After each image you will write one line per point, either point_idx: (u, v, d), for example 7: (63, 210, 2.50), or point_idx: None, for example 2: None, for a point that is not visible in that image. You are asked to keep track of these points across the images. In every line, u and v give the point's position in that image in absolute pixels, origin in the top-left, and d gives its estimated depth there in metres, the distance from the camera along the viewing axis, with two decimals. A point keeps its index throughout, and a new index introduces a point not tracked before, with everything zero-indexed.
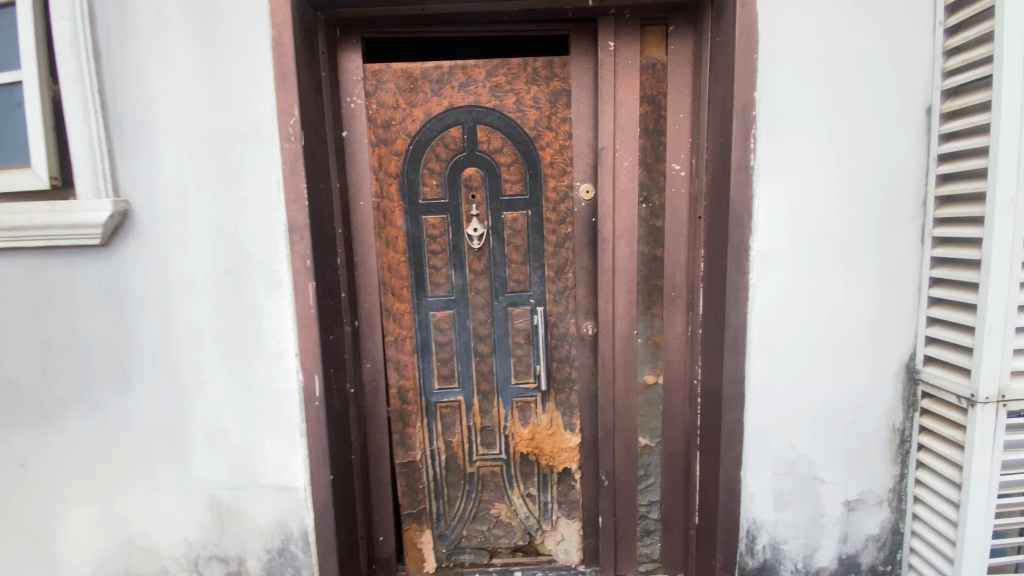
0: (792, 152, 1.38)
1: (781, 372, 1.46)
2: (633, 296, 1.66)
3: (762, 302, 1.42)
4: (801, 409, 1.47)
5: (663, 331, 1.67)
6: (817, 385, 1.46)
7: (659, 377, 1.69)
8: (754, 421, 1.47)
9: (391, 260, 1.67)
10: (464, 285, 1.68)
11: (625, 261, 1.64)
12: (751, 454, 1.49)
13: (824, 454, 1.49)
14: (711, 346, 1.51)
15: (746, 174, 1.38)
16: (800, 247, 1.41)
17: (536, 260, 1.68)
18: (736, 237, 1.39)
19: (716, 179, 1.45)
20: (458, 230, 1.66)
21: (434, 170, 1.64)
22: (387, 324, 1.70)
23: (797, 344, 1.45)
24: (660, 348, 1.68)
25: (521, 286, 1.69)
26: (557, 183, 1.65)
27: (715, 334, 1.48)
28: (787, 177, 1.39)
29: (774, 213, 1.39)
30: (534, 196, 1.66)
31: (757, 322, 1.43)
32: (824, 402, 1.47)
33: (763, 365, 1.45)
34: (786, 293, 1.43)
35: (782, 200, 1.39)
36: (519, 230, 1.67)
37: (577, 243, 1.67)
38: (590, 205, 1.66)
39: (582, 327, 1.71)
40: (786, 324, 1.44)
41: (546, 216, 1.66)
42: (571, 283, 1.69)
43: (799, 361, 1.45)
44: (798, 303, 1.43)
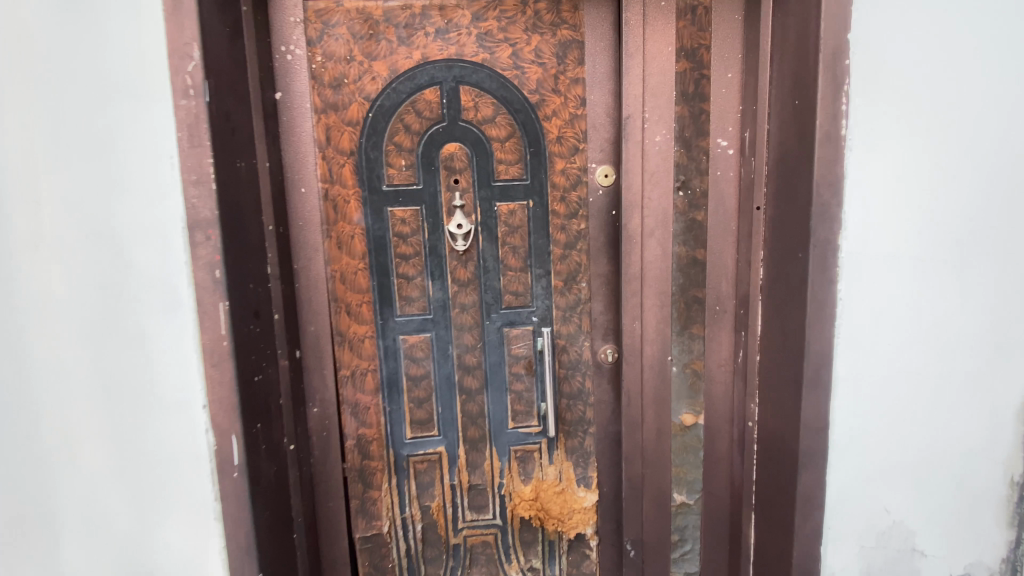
0: (891, 118, 1.02)
1: (873, 413, 1.09)
2: (667, 313, 1.27)
3: (851, 322, 1.06)
4: (897, 461, 1.11)
5: (705, 356, 1.28)
6: (917, 428, 1.11)
7: (700, 417, 1.31)
8: (840, 479, 1.10)
9: (345, 268, 1.24)
10: (445, 301, 1.26)
11: (657, 266, 1.25)
12: (835, 524, 1.11)
13: (921, 519, 1.14)
14: (777, 379, 1.14)
15: (835, 148, 1.01)
16: (900, 248, 1.05)
17: (541, 267, 1.28)
18: (822, 234, 1.02)
19: (791, 156, 1.07)
20: (436, 227, 1.24)
21: (402, 145, 1.21)
22: (341, 354, 1.26)
23: (895, 375, 1.09)
24: (701, 378, 1.29)
25: (521, 301, 1.28)
26: (566, 164, 1.25)
27: (785, 363, 1.11)
28: (884, 152, 1.03)
29: (869, 202, 1.04)
30: (537, 181, 1.25)
31: (845, 349, 1.06)
32: (925, 450, 1.12)
33: (852, 405, 1.08)
34: (882, 309, 1.06)
35: (877, 184, 1.03)
36: (517, 227, 1.26)
37: (593, 243, 1.27)
38: (609, 193, 1.27)
39: (599, 352, 1.31)
40: (880, 350, 1.07)
41: (552, 208, 1.26)
42: (586, 296, 1.29)
43: (895, 398, 1.09)
44: (895, 321, 1.07)
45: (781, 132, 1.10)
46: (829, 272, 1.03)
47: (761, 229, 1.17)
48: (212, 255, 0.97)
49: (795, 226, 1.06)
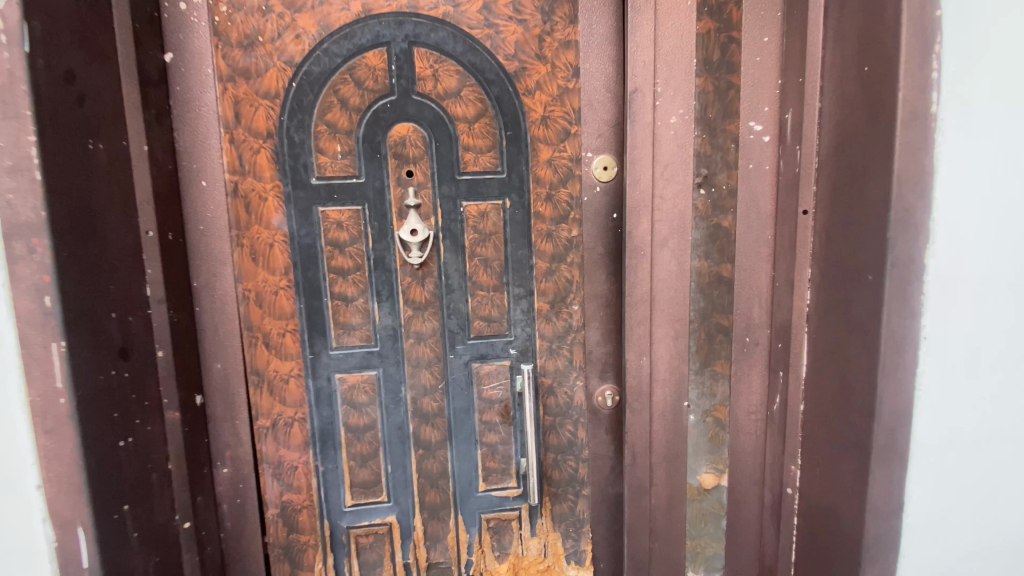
0: (996, 89, 0.73)
1: (961, 490, 0.81)
2: (683, 345, 0.98)
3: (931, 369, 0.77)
4: (987, 550, 0.84)
5: (730, 403, 1.01)
6: (1011, 509, 0.83)
7: (722, 477, 1.04)
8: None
9: (262, 288, 0.94)
10: (397, 328, 0.96)
11: (671, 286, 0.96)
12: None
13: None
14: (831, 440, 0.85)
15: (923, 131, 0.73)
16: (1005, 268, 0.77)
17: (520, 285, 0.99)
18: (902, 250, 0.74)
19: (853, 141, 0.79)
20: (382, 234, 0.94)
21: (337, 125, 0.92)
22: (258, 398, 0.97)
23: (991, 440, 0.80)
24: (725, 429, 1.02)
25: (496, 329, 0.99)
26: (553, 153, 0.97)
27: (843, 420, 0.83)
28: (985, 135, 0.74)
29: (966, 206, 0.75)
30: (515, 173, 0.96)
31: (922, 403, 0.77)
32: (1017, 535, 0.84)
33: (932, 479, 0.80)
34: (978, 352, 0.78)
35: (975, 180, 0.75)
36: (490, 234, 0.97)
37: (588, 255, 0.98)
38: (609, 190, 0.97)
39: (595, 395, 1.02)
40: (974, 407, 0.79)
41: (535, 209, 0.97)
42: (578, 322, 1.01)
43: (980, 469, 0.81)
44: (994, 368, 0.79)
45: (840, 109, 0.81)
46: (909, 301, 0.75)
47: (808, 239, 0.89)
48: (39, 274, 0.67)
49: (862, 237, 0.78)
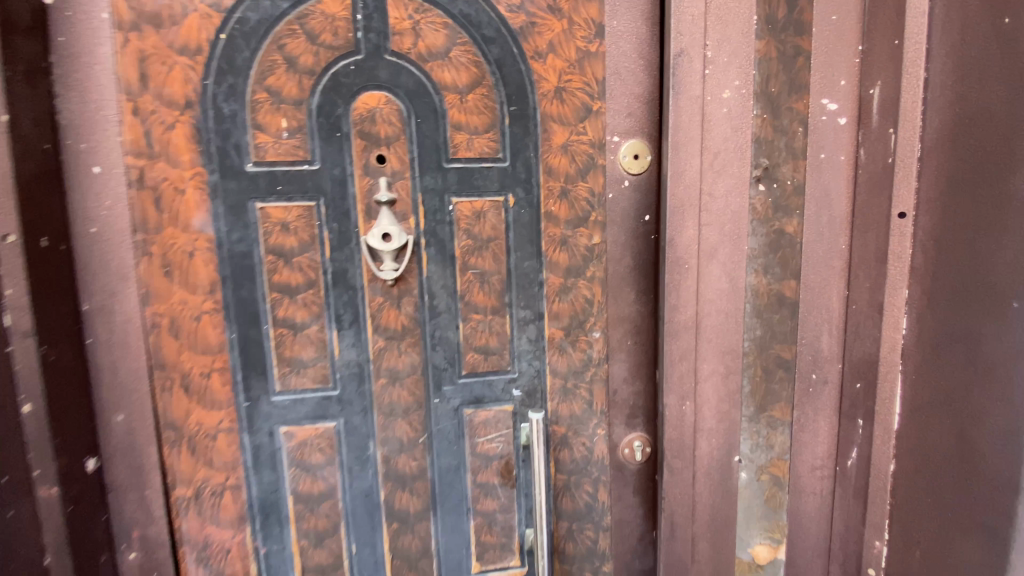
0: None
1: None
2: (735, 386, 0.77)
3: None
4: None
5: (791, 456, 0.80)
6: None
7: (778, 548, 0.82)
8: None
9: (178, 312, 0.69)
10: (364, 366, 0.72)
11: (721, 309, 0.74)
12: None
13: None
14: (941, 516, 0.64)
15: None
16: None
17: (527, 308, 0.75)
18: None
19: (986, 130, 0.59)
20: (345, 240, 0.70)
21: (281, 93, 0.68)
22: (178, 460, 0.72)
23: None
24: (784, 487, 0.80)
25: (495, 365, 0.75)
26: (569, 135, 0.73)
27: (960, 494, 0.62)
28: None
29: None
30: (521, 161, 0.73)
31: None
32: None
33: None
34: None
35: None
36: (488, 241, 0.73)
37: (614, 269, 0.76)
38: (640, 185, 0.75)
39: (621, 448, 0.80)
40: None
41: (547, 209, 0.74)
42: (600, 354, 0.78)
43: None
44: None
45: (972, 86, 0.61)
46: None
47: (908, 251, 0.67)
48: None
49: (997, 253, 0.58)
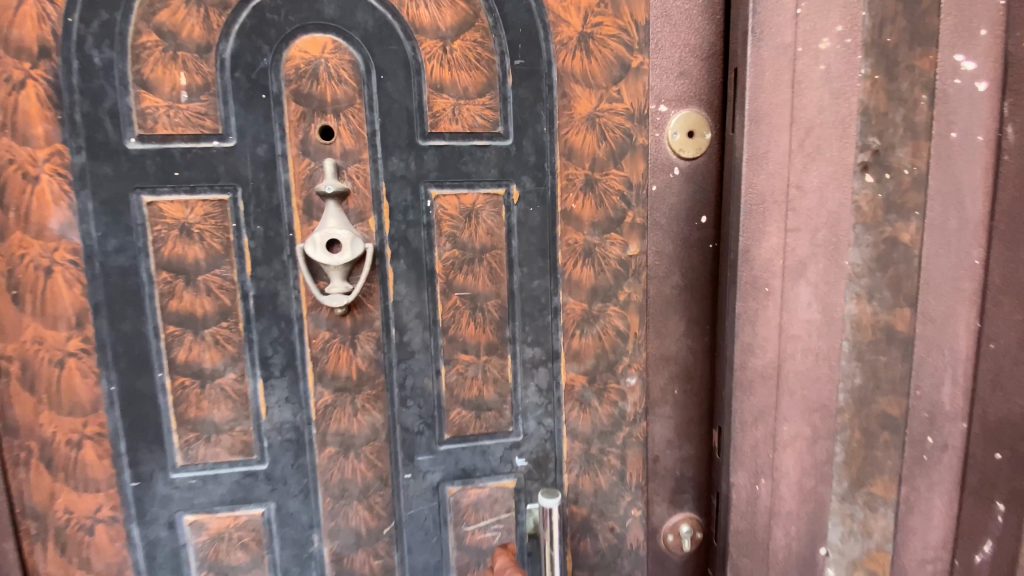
0: None
1: None
2: (825, 455, 0.53)
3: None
4: None
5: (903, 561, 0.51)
6: None
7: None
8: None
9: (33, 356, 0.48)
10: (302, 431, 0.50)
11: (808, 349, 0.51)
12: None
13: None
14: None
15: None
16: None
17: (535, 346, 0.53)
18: None
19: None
20: (276, 250, 0.48)
21: (180, 35, 0.46)
22: (40, 568, 0.50)
23: None
24: None
25: (490, 426, 0.53)
26: (597, 103, 0.51)
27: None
28: None
29: None
30: (528, 139, 0.51)
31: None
32: None
33: None
34: None
35: None
36: (482, 251, 0.51)
37: (657, 291, 0.53)
38: (696, 173, 0.53)
39: (663, 535, 0.56)
40: None
41: (564, 207, 0.52)
42: (637, 408, 0.55)
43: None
44: None
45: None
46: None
47: None
48: None
49: None
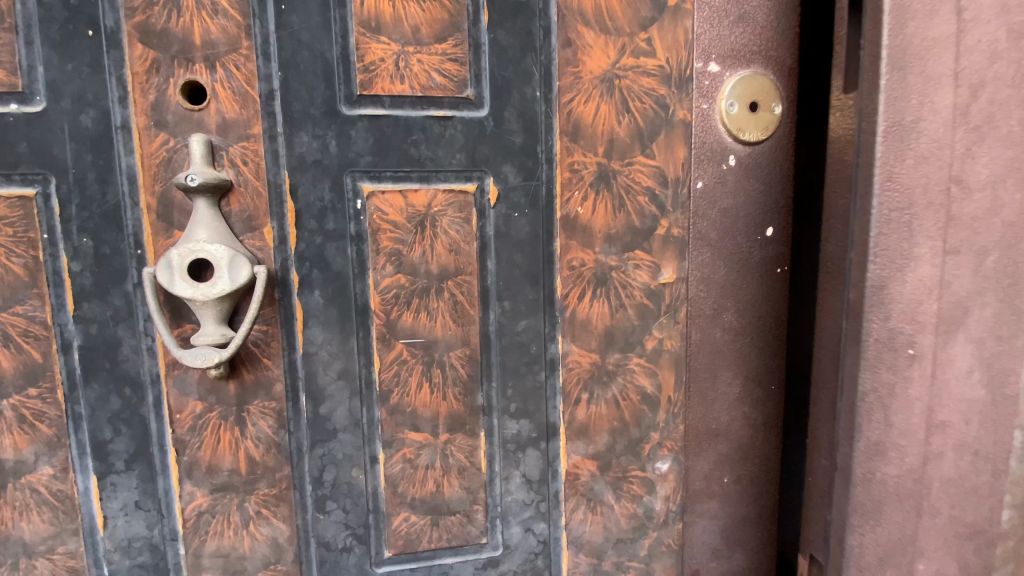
0: None
1: None
2: None
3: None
4: None
5: None
6: None
7: None
8: None
9: None
10: (162, 553, 0.33)
11: (964, 446, 0.27)
12: None
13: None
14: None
15: None
16: None
17: (521, 418, 0.36)
18: None
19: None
20: (114, 276, 0.30)
21: None
22: None
23: None
24: None
25: (454, 536, 0.36)
26: (617, 58, 0.34)
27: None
28: None
29: None
30: (510, 107, 0.33)
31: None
32: None
33: None
34: None
35: None
36: (441, 278, 0.34)
37: (701, 337, 0.35)
38: (760, 165, 0.34)
39: None
40: None
41: (565, 213, 0.35)
42: (670, 505, 0.38)
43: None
44: None
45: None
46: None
47: None
48: None
49: None
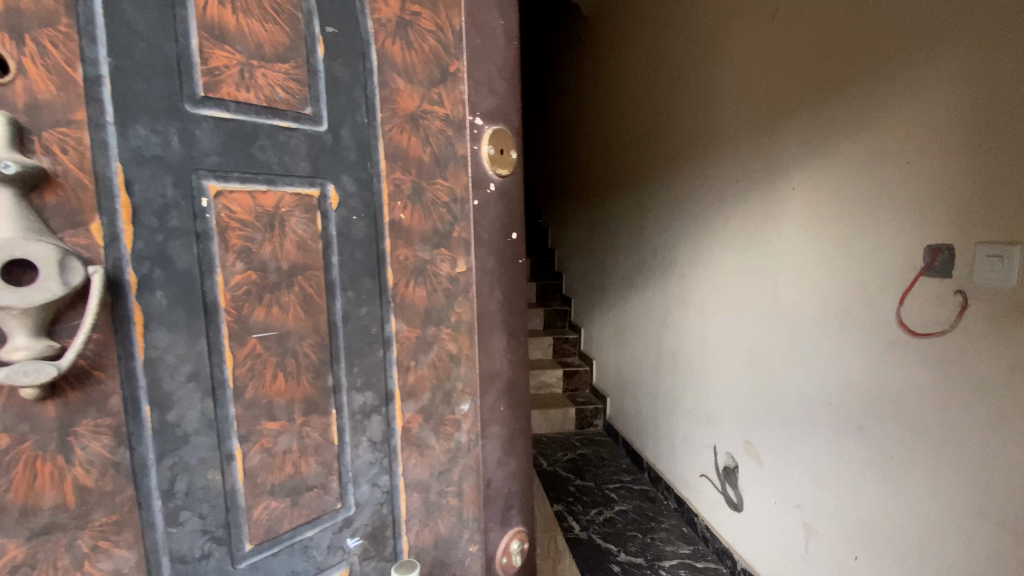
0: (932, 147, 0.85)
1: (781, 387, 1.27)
2: None
3: (878, 431, 0.95)
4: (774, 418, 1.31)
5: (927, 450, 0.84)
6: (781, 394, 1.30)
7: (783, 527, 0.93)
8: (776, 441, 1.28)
9: None
10: None
11: None
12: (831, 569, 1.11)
13: (739, 559, 1.45)
14: (978, 522, 0.80)
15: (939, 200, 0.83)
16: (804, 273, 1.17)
17: (366, 389, 0.43)
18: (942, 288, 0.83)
19: (946, 127, 0.81)
20: None
21: None
22: None
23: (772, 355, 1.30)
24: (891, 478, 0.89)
25: (313, 510, 0.39)
26: (422, 104, 0.45)
27: (998, 489, 0.76)
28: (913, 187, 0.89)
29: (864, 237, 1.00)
30: (348, 129, 0.40)
31: (888, 474, 0.94)
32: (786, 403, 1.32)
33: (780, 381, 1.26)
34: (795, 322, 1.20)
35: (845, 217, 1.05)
36: (290, 273, 0.37)
37: (483, 308, 0.50)
38: (509, 191, 0.52)
39: (502, 556, 0.54)
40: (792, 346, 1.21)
41: (392, 218, 0.43)
42: (471, 435, 0.50)
43: (784, 448, 1.23)
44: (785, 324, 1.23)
45: (913, 96, 0.86)
46: (955, 328, 0.81)
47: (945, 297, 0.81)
48: None
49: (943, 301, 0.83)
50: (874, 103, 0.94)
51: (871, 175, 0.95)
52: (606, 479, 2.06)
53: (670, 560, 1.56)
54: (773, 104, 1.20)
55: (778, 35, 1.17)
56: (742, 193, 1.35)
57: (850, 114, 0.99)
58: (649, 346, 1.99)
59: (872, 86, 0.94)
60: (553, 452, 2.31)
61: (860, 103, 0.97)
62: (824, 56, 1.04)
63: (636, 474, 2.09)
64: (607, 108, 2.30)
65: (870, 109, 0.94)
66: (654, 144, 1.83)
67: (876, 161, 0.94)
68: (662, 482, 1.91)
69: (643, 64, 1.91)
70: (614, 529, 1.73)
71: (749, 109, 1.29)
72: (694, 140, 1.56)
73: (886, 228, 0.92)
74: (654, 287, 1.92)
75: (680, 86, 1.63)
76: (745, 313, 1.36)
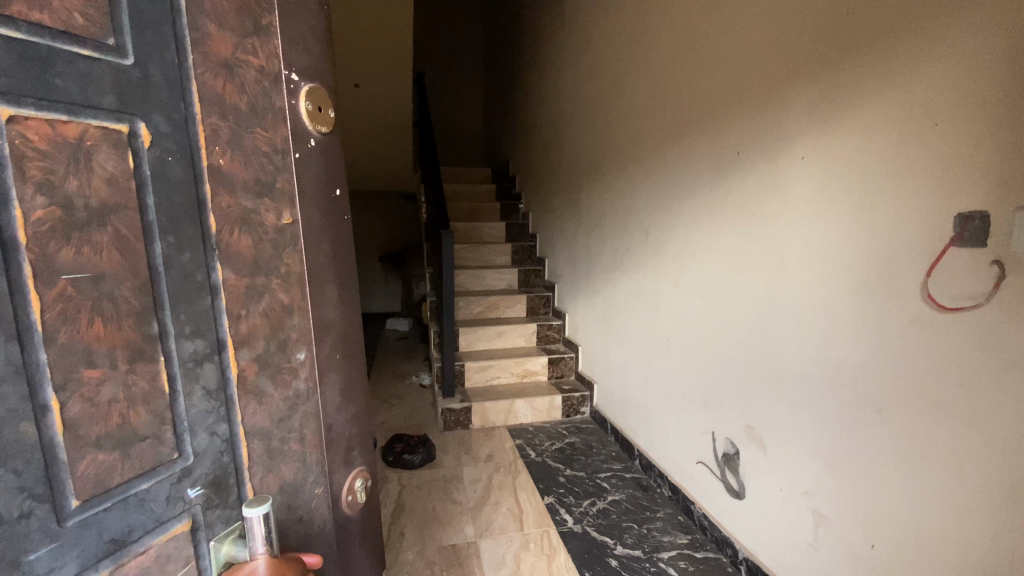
0: (892, 134, 1.08)
1: (764, 348, 1.48)
2: (970, 366, 0.97)
3: (858, 371, 1.19)
4: (762, 384, 1.48)
5: (883, 383, 1.13)
6: (759, 351, 1.50)
7: (848, 450, 1.22)
8: (763, 400, 1.48)
9: None
10: None
11: (986, 327, 0.94)
12: (805, 500, 1.35)
13: (740, 549, 1.58)
14: (1010, 502, 0.92)
15: (915, 180, 1.04)
16: (797, 251, 1.34)
17: (196, 337, 0.41)
18: (947, 257, 0.99)
19: (975, 84, 0.93)
20: None
21: None
22: None
23: (753, 319, 1.52)
24: (871, 398, 1.16)
25: (146, 462, 0.37)
26: (237, 52, 0.43)
27: (972, 408, 0.97)
28: (874, 177, 1.13)
29: (841, 214, 1.21)
30: (163, 75, 0.38)
31: (911, 453, 1.08)
32: (747, 348, 1.54)
33: (767, 344, 1.47)
34: (789, 296, 1.38)
35: (826, 203, 1.25)
36: (102, 212, 0.35)
37: (314, 260, 0.51)
38: (330, 148, 0.53)
39: (350, 494, 0.57)
40: (784, 313, 1.40)
41: (211, 163, 0.42)
42: (310, 384, 0.51)
43: (779, 401, 1.42)
44: (778, 299, 1.41)
45: (944, 53, 0.97)
46: (989, 299, 0.93)
47: (953, 267, 0.99)
48: None
49: (945, 276, 1.00)
50: (897, 66, 1.06)
51: (902, 133, 1.06)
52: (596, 468, 2.20)
53: (668, 551, 1.69)
54: (784, 80, 1.34)
55: (798, 10, 1.29)
56: (755, 166, 1.47)
57: (878, 78, 1.10)
58: (644, 329, 2.13)
59: (897, 49, 1.06)
60: (541, 443, 2.41)
61: (886, 65, 1.08)
62: (847, 27, 1.16)
63: (626, 461, 2.26)
64: (598, 104, 2.52)
65: (896, 71, 1.06)
66: (663, 122, 1.92)
67: (881, 134, 1.10)
68: (654, 471, 2.07)
69: (634, 63, 2.15)
70: (609, 520, 1.84)
71: (767, 81, 1.40)
72: (700, 119, 1.69)
73: (904, 196, 1.06)
74: (649, 272, 2.08)
75: (673, 79, 1.85)
76: (750, 291, 1.52)
